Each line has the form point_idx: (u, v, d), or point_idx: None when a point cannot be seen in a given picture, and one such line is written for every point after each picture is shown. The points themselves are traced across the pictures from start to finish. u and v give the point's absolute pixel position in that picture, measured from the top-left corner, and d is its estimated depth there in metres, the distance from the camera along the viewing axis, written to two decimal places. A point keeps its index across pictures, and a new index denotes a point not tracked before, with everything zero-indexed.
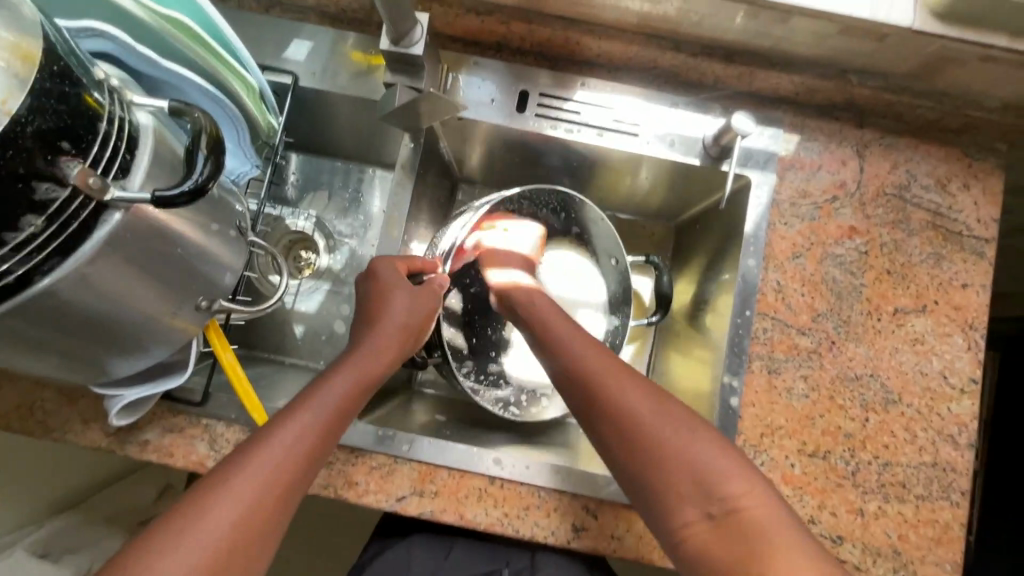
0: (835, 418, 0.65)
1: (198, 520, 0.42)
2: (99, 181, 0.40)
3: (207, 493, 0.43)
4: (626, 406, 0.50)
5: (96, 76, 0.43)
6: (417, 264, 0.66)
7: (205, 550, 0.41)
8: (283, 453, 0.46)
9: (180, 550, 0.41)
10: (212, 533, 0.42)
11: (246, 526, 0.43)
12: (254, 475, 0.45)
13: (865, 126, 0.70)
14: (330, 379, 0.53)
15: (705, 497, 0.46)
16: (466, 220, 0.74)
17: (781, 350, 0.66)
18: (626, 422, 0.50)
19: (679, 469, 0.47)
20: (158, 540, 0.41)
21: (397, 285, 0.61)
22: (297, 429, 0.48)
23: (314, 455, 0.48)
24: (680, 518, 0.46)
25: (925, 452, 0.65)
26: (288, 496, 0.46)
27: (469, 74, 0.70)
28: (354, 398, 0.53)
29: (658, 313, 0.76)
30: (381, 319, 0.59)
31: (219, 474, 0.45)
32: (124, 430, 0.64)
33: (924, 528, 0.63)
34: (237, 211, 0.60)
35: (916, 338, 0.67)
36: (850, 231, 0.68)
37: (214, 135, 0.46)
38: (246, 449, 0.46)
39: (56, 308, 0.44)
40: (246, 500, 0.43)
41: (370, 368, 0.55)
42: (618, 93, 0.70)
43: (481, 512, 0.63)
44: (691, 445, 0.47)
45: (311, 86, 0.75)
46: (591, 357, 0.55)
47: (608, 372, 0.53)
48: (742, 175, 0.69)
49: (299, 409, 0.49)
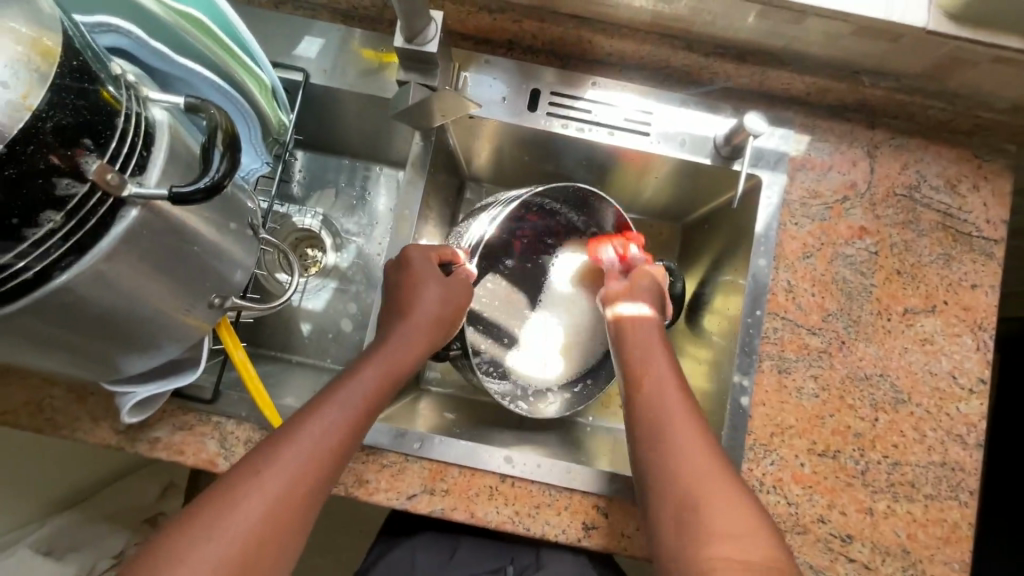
0: (845, 417, 0.65)
1: (227, 513, 0.42)
2: (117, 177, 0.40)
3: (235, 487, 0.43)
4: (691, 449, 0.52)
5: (113, 72, 0.43)
6: (447, 255, 0.65)
7: (233, 542, 0.41)
8: (310, 446, 0.46)
9: (209, 543, 0.41)
10: (240, 524, 0.42)
11: (273, 520, 0.43)
12: (282, 470, 0.45)
13: (875, 127, 0.70)
14: (354, 376, 0.53)
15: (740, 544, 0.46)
16: (496, 215, 0.72)
17: (792, 349, 0.66)
18: (685, 461, 0.51)
19: (722, 516, 0.47)
20: (189, 531, 0.41)
21: (429, 276, 0.61)
22: (325, 424, 0.48)
23: (342, 452, 0.48)
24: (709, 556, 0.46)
25: (934, 452, 0.65)
26: (313, 492, 0.46)
27: (480, 73, 0.70)
28: (378, 392, 0.53)
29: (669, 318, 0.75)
30: (408, 314, 0.59)
31: (248, 464, 0.45)
32: (134, 427, 0.63)
33: (933, 528, 0.63)
34: (248, 207, 0.59)
35: (925, 338, 0.67)
36: (861, 232, 0.68)
37: (230, 131, 0.46)
38: (274, 443, 0.46)
39: (73, 305, 0.43)
40: (273, 492, 0.44)
41: (395, 363, 0.55)
42: (630, 92, 0.70)
43: (492, 510, 0.63)
44: (735, 499, 0.49)
45: (321, 83, 0.75)
46: (674, 398, 0.56)
47: (683, 415, 0.54)
48: (754, 175, 0.69)
49: (324, 406, 0.49)
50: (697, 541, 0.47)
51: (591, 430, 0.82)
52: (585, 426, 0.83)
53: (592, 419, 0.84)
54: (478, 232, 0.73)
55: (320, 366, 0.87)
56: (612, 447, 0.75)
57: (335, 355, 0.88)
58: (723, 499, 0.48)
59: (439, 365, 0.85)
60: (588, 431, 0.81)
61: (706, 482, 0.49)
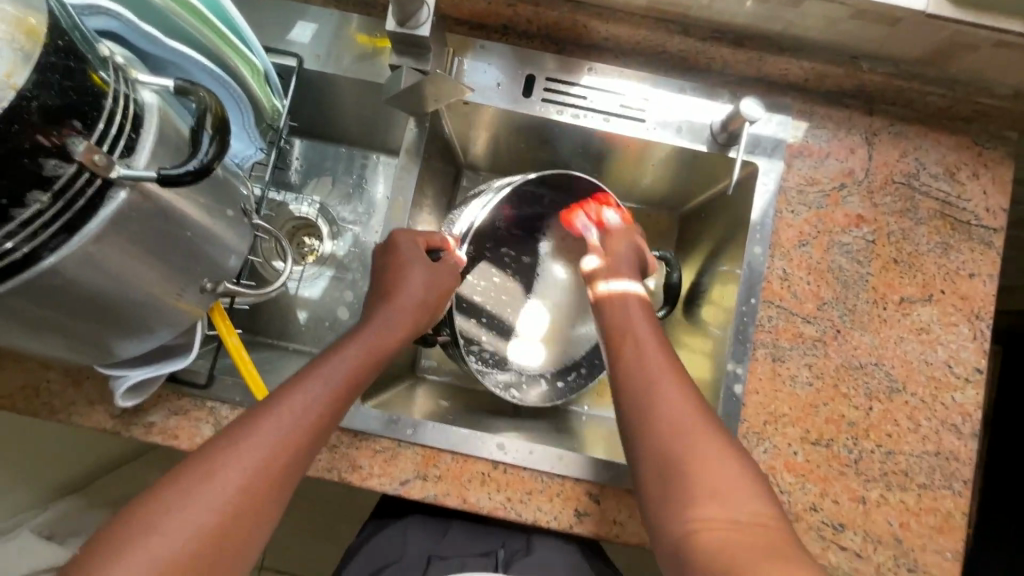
0: (839, 406, 0.65)
1: (205, 483, 0.42)
2: (104, 158, 0.40)
3: (214, 459, 0.43)
4: (673, 401, 0.51)
5: (102, 53, 0.43)
6: (436, 240, 0.64)
7: (210, 513, 0.41)
8: (291, 421, 0.47)
9: (186, 513, 0.41)
10: (218, 496, 0.42)
11: (251, 493, 0.43)
12: (262, 442, 0.45)
13: (874, 113, 0.70)
14: (338, 354, 0.52)
15: (725, 499, 0.45)
16: (487, 202, 0.72)
17: (786, 338, 0.66)
18: (669, 417, 0.50)
19: (709, 470, 0.46)
20: (164, 499, 0.41)
21: (414, 262, 0.61)
22: (306, 399, 0.48)
23: (321, 426, 0.48)
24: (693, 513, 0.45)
25: (929, 441, 0.65)
26: (292, 466, 0.46)
27: (475, 59, 0.70)
28: (362, 370, 0.53)
29: (665, 306, 0.75)
30: (395, 298, 0.59)
31: (227, 436, 0.45)
32: (129, 412, 0.64)
33: (926, 517, 0.63)
34: (241, 193, 0.60)
35: (921, 327, 0.66)
36: (858, 220, 0.68)
37: (220, 115, 0.46)
38: (254, 416, 0.46)
39: (62, 287, 0.44)
40: (252, 466, 0.44)
41: (380, 344, 0.55)
42: (625, 78, 0.70)
43: (485, 496, 0.64)
44: (724, 454, 0.48)
45: (315, 69, 0.74)
46: (657, 355, 0.54)
47: (663, 370, 0.53)
48: (750, 162, 0.68)
49: (305, 381, 0.49)
50: (688, 500, 0.46)
51: (587, 419, 0.82)
52: (580, 415, 0.83)
53: (588, 408, 0.84)
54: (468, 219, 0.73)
55: (316, 353, 0.88)
56: (607, 435, 0.76)
57: (331, 343, 0.89)
58: (708, 454, 0.47)
59: (435, 353, 0.85)
60: (584, 420, 0.82)
61: (690, 435, 0.48)
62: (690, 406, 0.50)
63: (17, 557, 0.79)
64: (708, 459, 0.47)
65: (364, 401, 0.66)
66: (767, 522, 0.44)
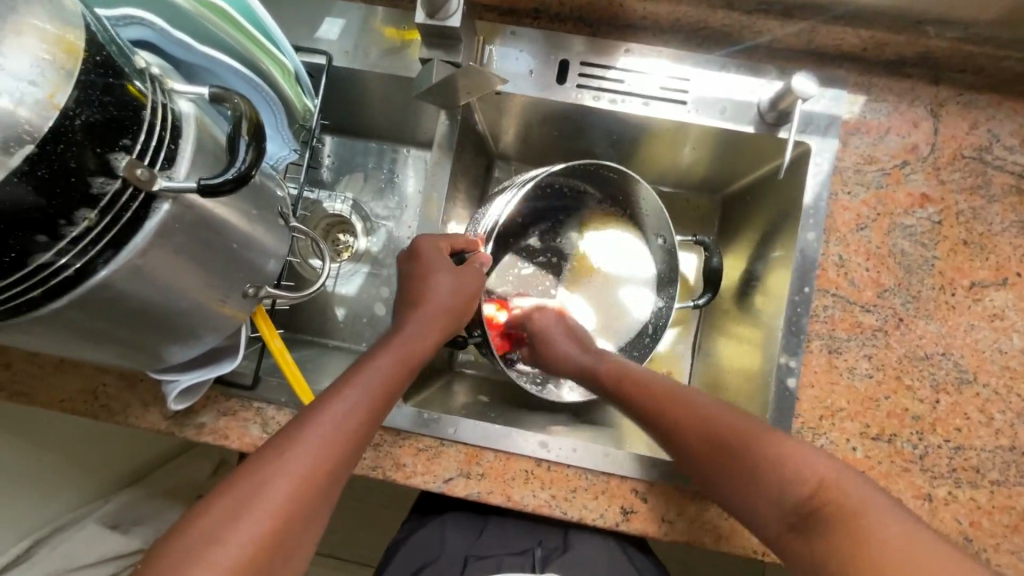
0: (902, 399, 0.61)
1: (256, 492, 0.41)
2: (147, 172, 0.40)
3: (260, 470, 0.42)
4: (683, 418, 0.54)
5: (138, 65, 0.43)
6: (460, 243, 0.63)
7: (264, 521, 0.41)
8: (333, 427, 0.46)
9: (240, 524, 0.40)
10: (270, 503, 0.41)
11: (300, 499, 0.43)
12: (307, 450, 0.44)
13: (939, 83, 0.64)
14: (372, 362, 0.52)
15: (778, 500, 0.44)
16: (510, 198, 0.70)
17: (843, 328, 0.62)
18: (687, 433, 0.53)
19: (743, 464, 0.48)
20: (216, 514, 0.40)
21: (441, 267, 0.59)
22: (346, 405, 0.47)
23: (362, 433, 0.48)
24: (766, 526, 0.46)
25: (1002, 436, 0.61)
26: (337, 471, 0.45)
27: (505, 46, 0.67)
28: (399, 377, 0.52)
29: (706, 295, 0.74)
30: (421, 302, 0.58)
31: (272, 447, 0.44)
32: (181, 413, 0.66)
33: (1000, 515, 0.59)
34: (277, 196, 0.60)
35: (995, 314, 0.62)
36: (922, 199, 0.63)
37: (254, 120, 0.46)
38: (295, 429, 0.46)
39: (113, 300, 0.44)
40: (299, 472, 0.43)
41: (412, 348, 0.55)
42: (665, 58, 0.66)
43: (529, 493, 0.63)
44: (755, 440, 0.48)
45: (345, 65, 0.73)
46: (654, 387, 0.59)
47: (665, 398, 0.57)
48: (801, 142, 0.64)
49: (346, 388, 0.49)
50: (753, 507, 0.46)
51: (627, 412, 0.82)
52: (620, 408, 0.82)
53: None
54: (499, 212, 0.70)
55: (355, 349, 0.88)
56: None
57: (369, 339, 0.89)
58: (750, 457, 0.47)
59: (472, 347, 0.85)
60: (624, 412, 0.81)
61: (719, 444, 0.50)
62: (702, 414, 0.53)
63: (84, 548, 0.84)
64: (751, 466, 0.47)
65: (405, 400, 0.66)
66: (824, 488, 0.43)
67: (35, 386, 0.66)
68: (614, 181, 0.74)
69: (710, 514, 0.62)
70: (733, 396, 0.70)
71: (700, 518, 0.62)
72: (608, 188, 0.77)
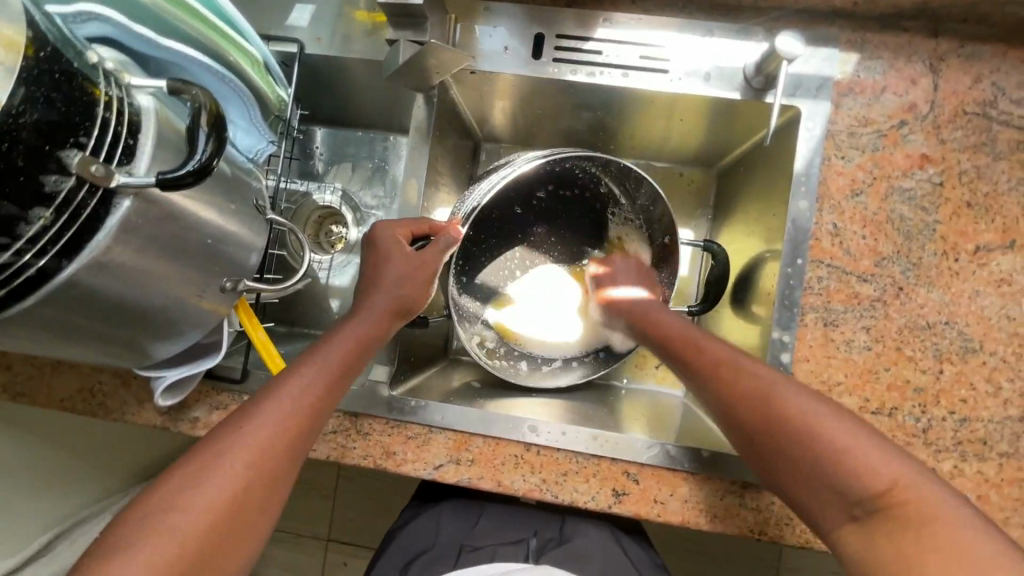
0: (903, 371, 0.59)
1: (214, 463, 0.41)
2: (102, 168, 0.39)
3: (218, 444, 0.42)
4: (757, 393, 0.48)
5: (90, 60, 0.42)
6: (422, 228, 0.60)
7: (222, 491, 0.40)
8: (292, 401, 0.46)
9: (193, 493, 0.40)
10: (228, 473, 0.41)
11: (260, 470, 0.42)
12: (265, 421, 0.44)
13: (939, 35, 0.60)
14: (330, 342, 0.52)
15: (847, 498, 0.41)
16: (492, 184, 0.67)
17: (839, 299, 0.60)
18: (758, 410, 0.47)
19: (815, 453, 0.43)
20: (170, 489, 0.40)
21: (388, 251, 0.58)
22: (304, 380, 0.47)
23: (322, 408, 0.48)
24: (815, 508, 0.44)
25: (1012, 406, 0.58)
26: (296, 443, 0.45)
27: (480, 23, 0.65)
28: (356, 355, 0.52)
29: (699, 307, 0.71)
30: (376, 283, 0.57)
31: (231, 423, 0.44)
32: (175, 408, 0.66)
33: (1009, 488, 0.57)
34: (253, 188, 0.59)
35: (1002, 279, 0.58)
36: (922, 160, 0.60)
37: (215, 112, 0.46)
38: (253, 405, 0.45)
39: (83, 298, 0.44)
40: (257, 442, 0.43)
41: (372, 328, 0.54)
42: (645, 27, 0.63)
43: (519, 478, 0.63)
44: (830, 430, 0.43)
45: (316, 52, 0.72)
46: (723, 356, 0.53)
47: (736, 368, 0.51)
48: (790, 107, 0.61)
49: (303, 366, 0.49)
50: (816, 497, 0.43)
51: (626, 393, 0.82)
52: (620, 389, 0.83)
53: (627, 382, 0.84)
54: (480, 193, 0.67)
55: None
56: (646, 410, 0.75)
57: None
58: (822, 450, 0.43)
59: None
60: (623, 393, 0.82)
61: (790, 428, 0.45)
62: (779, 391, 0.47)
63: None
64: (811, 453, 0.43)
65: (394, 387, 0.66)
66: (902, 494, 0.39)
67: (33, 386, 0.68)
68: (633, 183, 0.72)
69: (705, 493, 0.61)
70: None
71: (696, 499, 0.61)
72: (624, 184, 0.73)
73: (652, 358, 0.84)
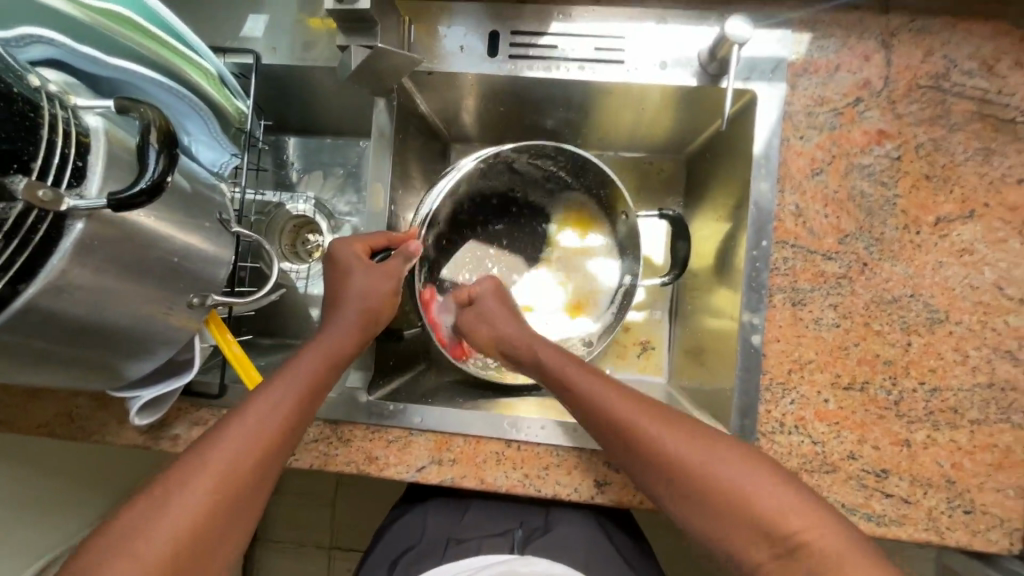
0: (872, 345, 0.60)
1: (176, 491, 0.42)
2: (50, 193, 0.39)
3: (181, 471, 0.43)
4: (668, 440, 0.49)
5: (31, 83, 0.42)
6: (380, 242, 0.61)
7: (185, 517, 0.41)
8: (258, 424, 0.47)
9: (161, 519, 0.41)
10: (190, 500, 0.42)
11: (224, 494, 0.43)
12: (229, 447, 0.45)
13: (890, 11, 0.60)
14: (296, 360, 0.52)
15: (767, 534, 0.44)
16: (441, 184, 0.69)
17: (806, 278, 0.60)
18: (669, 457, 0.48)
19: (734, 495, 0.45)
20: (131, 520, 0.41)
21: (356, 262, 0.58)
22: (272, 401, 0.48)
23: (290, 426, 0.48)
24: (745, 554, 0.45)
25: (980, 373, 0.59)
26: (263, 465, 0.46)
27: (434, 24, 0.65)
28: (324, 373, 0.52)
29: (671, 275, 0.73)
30: (340, 300, 0.57)
31: (198, 447, 0.45)
32: (155, 426, 0.66)
33: (982, 454, 0.58)
34: (217, 202, 0.59)
35: (963, 249, 0.59)
36: (879, 136, 0.60)
37: (164, 129, 0.46)
38: (217, 428, 0.46)
39: (45, 322, 0.44)
40: (219, 468, 0.44)
41: (342, 341, 0.55)
42: (599, 19, 0.64)
43: (501, 474, 0.63)
44: (745, 475, 0.46)
45: (273, 62, 0.72)
46: (625, 400, 0.52)
47: (644, 411, 0.51)
48: (746, 91, 0.61)
49: (269, 386, 0.49)
50: (729, 535, 0.45)
51: None
52: None
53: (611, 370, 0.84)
54: (434, 197, 0.69)
55: None
56: None
57: None
58: (737, 494, 0.45)
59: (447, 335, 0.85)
60: None
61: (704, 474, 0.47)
62: (687, 438, 0.49)
63: None
64: (735, 498, 0.45)
65: (371, 391, 0.66)
66: (811, 525, 0.43)
67: (12, 413, 0.67)
68: (590, 171, 0.73)
69: None
70: (713, 357, 0.68)
71: None
72: (584, 173, 0.75)
73: (632, 347, 0.84)
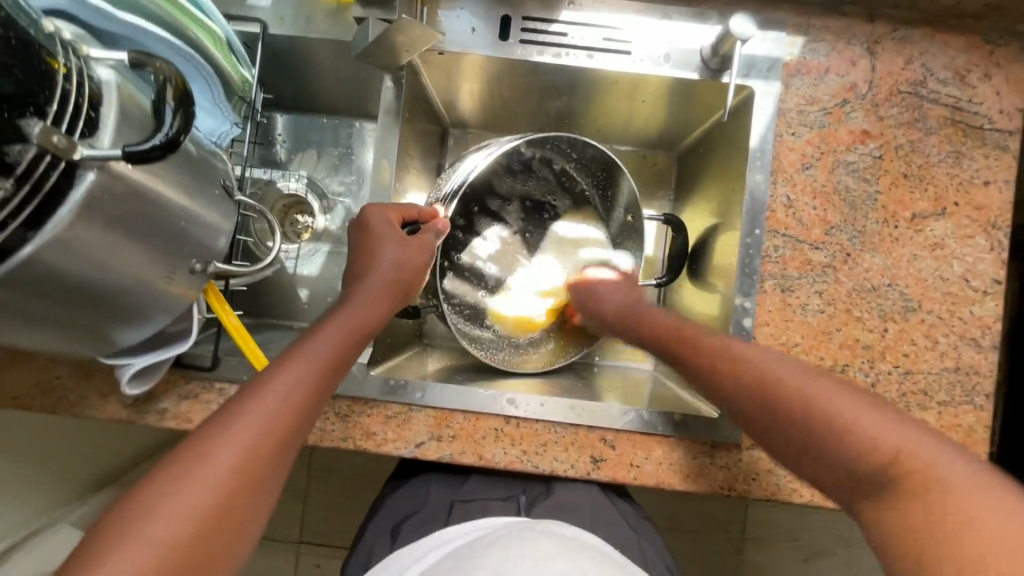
0: (853, 330, 0.64)
1: (196, 465, 0.41)
2: (64, 139, 0.38)
3: (202, 444, 0.42)
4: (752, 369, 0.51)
5: (46, 28, 0.41)
6: (411, 213, 0.64)
7: (208, 493, 0.40)
8: (280, 399, 0.46)
9: (180, 494, 0.40)
10: (213, 476, 0.41)
11: (246, 470, 0.42)
12: (253, 422, 0.44)
13: (875, 20, 0.65)
14: (317, 336, 0.51)
15: (859, 448, 0.41)
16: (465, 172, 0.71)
17: (795, 266, 0.64)
18: (757, 383, 0.50)
19: (823, 408, 0.44)
20: (148, 495, 0.40)
21: (382, 239, 0.59)
22: (292, 375, 0.47)
23: (311, 401, 0.48)
24: (841, 467, 0.42)
25: (948, 358, 0.63)
26: (284, 439, 0.45)
27: (447, 4, 0.66)
28: (344, 348, 0.52)
29: (666, 276, 0.75)
30: (365, 274, 0.58)
31: (218, 420, 0.44)
32: (141, 400, 0.64)
33: (949, 433, 0.62)
34: (220, 169, 0.58)
35: (935, 243, 0.64)
36: (863, 135, 0.64)
37: (181, 86, 0.45)
38: (238, 401, 0.45)
39: (46, 279, 0.43)
40: (242, 443, 0.43)
41: (363, 317, 0.55)
42: (608, 9, 0.66)
43: (500, 451, 0.64)
44: (836, 395, 0.45)
45: (279, 33, 0.71)
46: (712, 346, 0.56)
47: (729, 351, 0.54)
48: (745, 86, 0.65)
49: (291, 362, 0.48)
50: (824, 452, 0.43)
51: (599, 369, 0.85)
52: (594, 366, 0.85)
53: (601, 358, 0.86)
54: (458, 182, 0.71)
55: None
56: (622, 384, 0.77)
57: None
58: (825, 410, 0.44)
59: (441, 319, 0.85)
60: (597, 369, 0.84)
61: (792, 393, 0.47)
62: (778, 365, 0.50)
63: None
64: (820, 413, 0.44)
65: (371, 367, 0.66)
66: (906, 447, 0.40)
67: None
68: (600, 169, 0.76)
69: (677, 454, 0.64)
70: None
71: (670, 460, 0.64)
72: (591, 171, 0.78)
73: None
